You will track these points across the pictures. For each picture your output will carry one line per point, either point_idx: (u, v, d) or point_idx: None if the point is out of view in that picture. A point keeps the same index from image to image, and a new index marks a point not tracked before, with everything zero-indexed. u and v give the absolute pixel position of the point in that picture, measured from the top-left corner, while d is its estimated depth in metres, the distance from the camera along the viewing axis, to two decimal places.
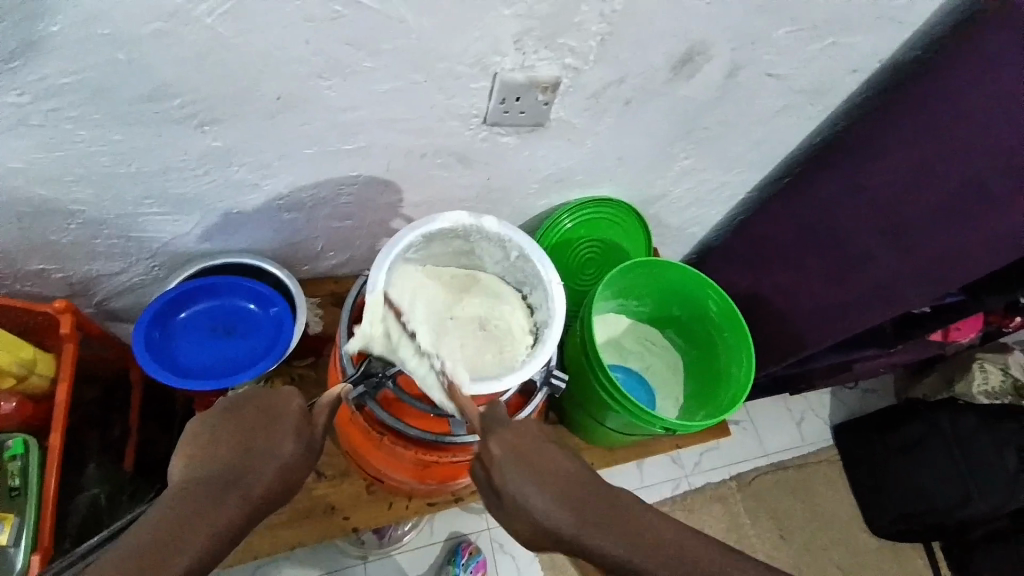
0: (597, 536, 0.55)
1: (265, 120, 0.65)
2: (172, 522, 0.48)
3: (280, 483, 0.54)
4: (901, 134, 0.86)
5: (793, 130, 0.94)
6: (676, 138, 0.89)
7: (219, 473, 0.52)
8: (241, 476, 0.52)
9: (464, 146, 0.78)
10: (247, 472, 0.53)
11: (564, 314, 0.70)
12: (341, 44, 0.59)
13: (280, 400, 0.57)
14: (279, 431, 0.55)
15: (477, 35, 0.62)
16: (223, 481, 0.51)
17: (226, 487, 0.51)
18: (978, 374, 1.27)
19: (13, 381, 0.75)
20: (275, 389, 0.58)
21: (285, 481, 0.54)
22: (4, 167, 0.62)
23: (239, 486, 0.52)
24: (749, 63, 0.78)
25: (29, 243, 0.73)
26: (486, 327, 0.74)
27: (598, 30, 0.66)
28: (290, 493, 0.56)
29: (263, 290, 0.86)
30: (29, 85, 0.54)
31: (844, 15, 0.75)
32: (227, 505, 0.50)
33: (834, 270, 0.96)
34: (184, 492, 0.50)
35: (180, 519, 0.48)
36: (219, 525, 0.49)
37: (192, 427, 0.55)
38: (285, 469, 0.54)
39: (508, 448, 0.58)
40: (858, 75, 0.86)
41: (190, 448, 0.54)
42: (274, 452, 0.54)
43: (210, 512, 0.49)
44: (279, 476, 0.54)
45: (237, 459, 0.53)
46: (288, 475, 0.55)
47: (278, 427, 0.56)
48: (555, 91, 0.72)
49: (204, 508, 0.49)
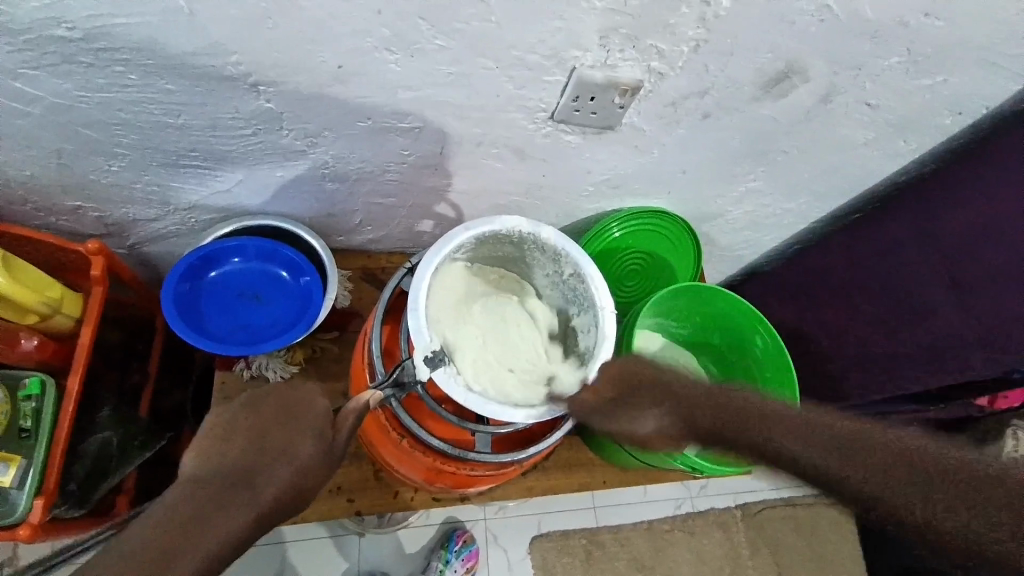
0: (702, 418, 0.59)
1: (323, 87, 0.61)
2: (171, 531, 0.45)
3: (293, 488, 0.51)
4: (982, 189, 0.82)
5: (878, 166, 0.87)
6: (749, 159, 0.83)
7: (227, 474, 0.49)
8: (253, 479, 0.50)
9: (523, 139, 0.73)
10: (259, 472, 0.50)
11: (613, 334, 0.65)
12: (411, 17, 0.54)
13: (301, 400, 0.56)
14: (296, 431, 0.54)
15: (563, 24, 0.56)
16: (232, 483, 0.49)
17: (234, 490, 0.48)
18: (1011, 441, 1.15)
19: (36, 319, 0.73)
20: (295, 384, 0.58)
21: (297, 481, 0.52)
22: (49, 102, 0.59)
23: (248, 489, 0.49)
24: (849, 89, 0.71)
25: (68, 180, 0.71)
26: (509, 326, 0.71)
27: (693, 35, 0.60)
28: (303, 499, 0.53)
29: (298, 260, 0.83)
30: (79, 19, 0.51)
31: (968, 50, 0.67)
32: (235, 511, 0.47)
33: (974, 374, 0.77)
34: (193, 490, 0.48)
35: (180, 525, 0.45)
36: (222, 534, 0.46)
37: (210, 418, 0.54)
38: (301, 471, 0.52)
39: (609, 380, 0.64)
40: (961, 118, 0.78)
41: (203, 441, 0.52)
42: (290, 454, 0.52)
43: (215, 517, 0.46)
44: (293, 480, 0.51)
45: (250, 460, 0.51)
46: (302, 479, 0.52)
47: (297, 426, 0.54)
48: (632, 96, 0.67)
49: (210, 507, 0.47)
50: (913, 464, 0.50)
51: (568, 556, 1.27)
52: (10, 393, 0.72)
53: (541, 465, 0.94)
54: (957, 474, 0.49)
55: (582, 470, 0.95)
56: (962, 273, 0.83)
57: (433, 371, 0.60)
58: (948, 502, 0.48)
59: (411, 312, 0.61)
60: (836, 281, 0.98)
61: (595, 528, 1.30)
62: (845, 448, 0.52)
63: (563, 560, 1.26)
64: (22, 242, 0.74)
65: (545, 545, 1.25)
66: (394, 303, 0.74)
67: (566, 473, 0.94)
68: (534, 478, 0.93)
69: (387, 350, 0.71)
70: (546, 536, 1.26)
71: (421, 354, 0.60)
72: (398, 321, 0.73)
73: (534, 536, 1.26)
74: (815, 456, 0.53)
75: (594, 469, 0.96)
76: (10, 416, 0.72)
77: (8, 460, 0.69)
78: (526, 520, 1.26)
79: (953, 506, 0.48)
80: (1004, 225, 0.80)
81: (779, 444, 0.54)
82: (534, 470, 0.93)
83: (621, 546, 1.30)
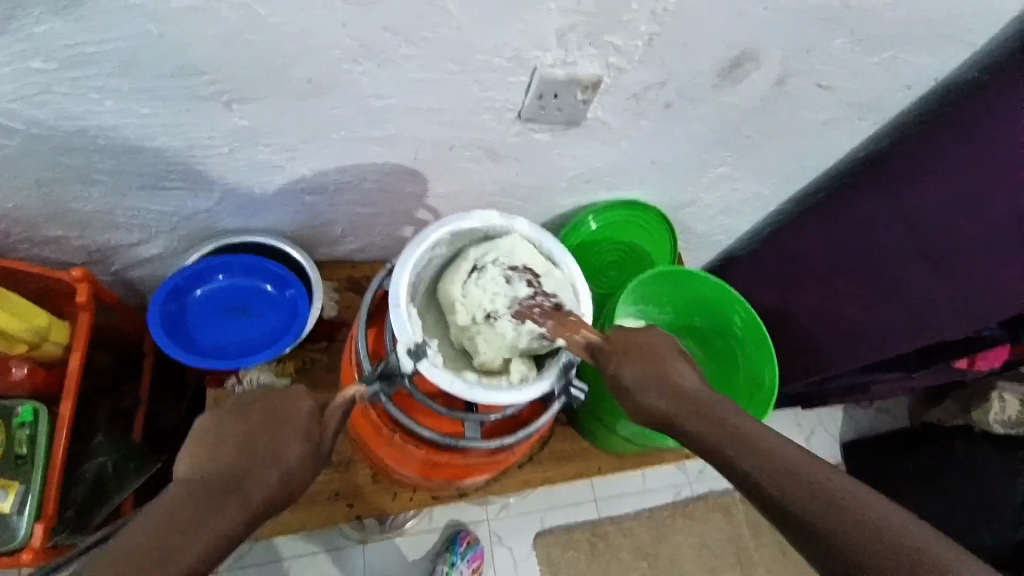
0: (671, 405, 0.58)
1: (295, 102, 0.63)
2: (164, 534, 0.44)
3: (282, 489, 0.53)
4: (949, 162, 0.81)
5: (838, 144, 0.90)
6: (715, 145, 0.86)
7: (219, 475, 0.50)
8: (243, 479, 0.50)
9: (495, 140, 0.75)
10: (250, 472, 0.51)
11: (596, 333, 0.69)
12: (376, 29, 0.56)
13: (288, 402, 0.57)
14: (285, 434, 0.55)
15: (524, 26, 0.59)
16: (224, 485, 0.49)
17: (228, 491, 0.49)
18: (995, 404, 1.21)
19: (25, 348, 0.74)
20: (279, 389, 0.59)
21: (287, 482, 0.53)
22: (26, 134, 0.60)
23: (241, 490, 0.49)
24: (803, 72, 0.74)
25: (50, 210, 0.72)
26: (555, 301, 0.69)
27: (646, 29, 0.62)
28: (289, 500, 0.54)
29: (281, 272, 0.84)
30: (54, 50, 0.52)
31: (910, 27, 0.71)
32: (227, 512, 0.47)
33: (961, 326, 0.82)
34: (185, 493, 0.48)
35: (174, 527, 0.44)
36: (215, 535, 0.45)
37: (201, 426, 0.54)
38: (290, 471, 0.53)
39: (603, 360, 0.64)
40: (911, 92, 0.82)
41: (196, 448, 0.53)
42: (279, 456, 0.53)
43: (210, 518, 0.46)
44: (282, 480, 0.53)
45: (241, 461, 0.51)
46: (291, 479, 0.53)
47: (285, 428, 0.55)
48: (594, 91, 0.69)
49: (203, 507, 0.46)
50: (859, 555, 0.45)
51: (573, 550, 1.28)
52: (4, 423, 0.73)
53: (535, 457, 0.96)
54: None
55: (577, 459, 0.98)
56: (934, 244, 0.83)
57: (416, 363, 0.62)
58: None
59: (394, 310, 0.63)
60: (808, 257, 1.02)
61: (598, 520, 1.32)
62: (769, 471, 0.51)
63: (568, 555, 1.27)
64: (5, 274, 0.74)
65: (549, 540, 1.27)
66: (377, 307, 0.76)
67: (560, 462, 0.97)
68: (530, 470, 0.96)
69: (373, 352, 0.73)
70: (550, 532, 1.28)
71: (405, 347, 0.62)
72: (382, 324, 0.76)
73: (537, 533, 1.27)
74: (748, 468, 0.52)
75: (589, 457, 0.98)
76: (6, 445, 0.72)
77: (6, 487, 0.70)
78: (529, 518, 1.28)
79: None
80: (981, 199, 0.78)
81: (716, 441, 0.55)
82: (529, 463, 0.95)
83: (625, 536, 1.32)
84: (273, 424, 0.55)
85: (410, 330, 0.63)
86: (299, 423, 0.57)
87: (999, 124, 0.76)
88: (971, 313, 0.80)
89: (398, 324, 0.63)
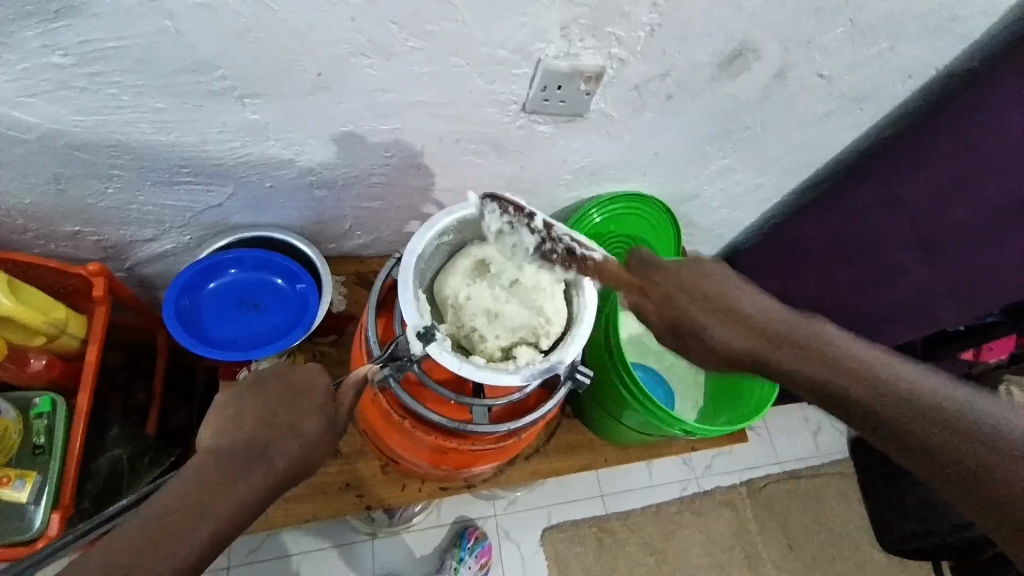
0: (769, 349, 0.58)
1: (304, 97, 0.65)
2: (193, 496, 0.48)
3: (306, 457, 0.55)
4: (938, 153, 0.82)
5: (839, 135, 0.91)
6: (717, 136, 0.86)
7: (242, 445, 0.52)
8: (266, 449, 0.52)
9: (500, 133, 0.77)
10: (272, 441, 0.53)
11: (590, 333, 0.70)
12: (383, 22, 0.57)
13: (304, 376, 0.58)
14: (301, 406, 0.56)
15: (526, 19, 0.60)
16: (247, 453, 0.52)
17: (253, 459, 0.51)
18: None
19: (43, 340, 0.76)
20: (297, 365, 0.60)
21: (310, 452, 0.54)
22: (43, 129, 0.62)
23: (265, 457, 0.52)
24: (802, 64, 0.75)
25: (66, 206, 0.74)
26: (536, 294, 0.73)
27: (648, 21, 0.64)
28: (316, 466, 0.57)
29: (292, 267, 0.86)
30: (73, 46, 0.54)
31: (909, 15, 0.71)
32: (252, 475, 0.50)
33: (965, 306, 0.86)
34: (212, 456, 0.51)
35: (201, 493, 0.48)
36: (241, 498, 0.49)
37: (221, 398, 0.56)
38: (312, 440, 0.55)
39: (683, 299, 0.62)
40: (912, 81, 0.83)
41: (218, 420, 0.54)
42: (297, 426, 0.55)
43: (235, 482, 0.49)
44: (305, 449, 0.54)
45: (262, 431, 0.53)
46: (315, 447, 0.55)
47: (303, 399, 0.57)
48: (597, 83, 0.70)
49: (227, 477, 0.49)
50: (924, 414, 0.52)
51: (580, 545, 1.28)
52: (22, 413, 0.75)
53: (541, 449, 0.98)
54: None
55: (583, 450, 0.99)
56: (928, 232, 0.85)
57: (427, 346, 0.63)
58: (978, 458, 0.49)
59: (401, 297, 0.65)
60: (814, 247, 1.03)
61: (605, 515, 1.32)
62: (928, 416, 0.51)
63: (575, 550, 1.28)
64: (26, 271, 0.77)
65: (557, 536, 1.28)
66: (386, 295, 0.78)
67: (566, 453, 0.98)
68: (536, 461, 0.97)
69: (382, 341, 0.73)
70: (557, 528, 1.28)
71: (414, 329, 0.63)
72: (393, 311, 0.77)
73: (545, 529, 1.28)
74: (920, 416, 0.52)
75: (596, 448, 1.00)
76: (25, 434, 0.75)
77: (24, 477, 0.72)
78: (536, 513, 1.28)
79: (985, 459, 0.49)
80: (979, 183, 0.79)
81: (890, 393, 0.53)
82: (536, 454, 0.96)
83: (632, 531, 1.32)
84: (289, 397, 0.57)
85: (413, 309, 0.64)
86: (314, 393, 0.58)
87: (983, 113, 0.77)
88: (973, 294, 0.84)
89: (404, 307, 0.64)
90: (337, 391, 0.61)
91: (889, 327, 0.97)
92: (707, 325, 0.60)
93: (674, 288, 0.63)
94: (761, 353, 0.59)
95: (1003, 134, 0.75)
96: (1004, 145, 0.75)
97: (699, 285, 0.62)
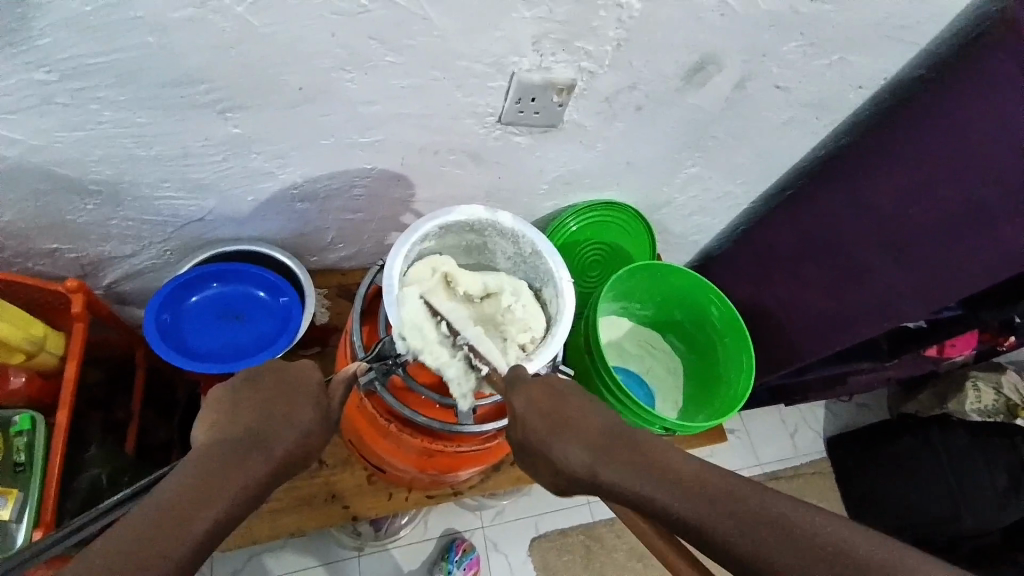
0: (621, 476, 0.53)
1: (287, 110, 0.67)
2: (191, 496, 0.46)
3: (300, 451, 0.55)
4: (901, 153, 0.86)
5: (799, 143, 0.96)
6: (686, 146, 0.90)
7: (238, 438, 0.52)
8: (261, 444, 0.53)
9: (478, 145, 0.79)
10: (268, 435, 0.53)
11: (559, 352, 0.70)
12: (364, 38, 0.60)
13: (299, 373, 0.59)
14: (297, 401, 0.57)
15: (502, 34, 0.63)
16: (242, 448, 0.52)
17: (249, 452, 0.51)
18: (971, 393, 1.27)
19: (23, 357, 0.76)
20: (290, 362, 0.60)
21: (305, 446, 0.55)
22: (27, 145, 0.63)
23: (262, 449, 0.52)
24: (760, 75, 0.80)
25: (43, 222, 0.74)
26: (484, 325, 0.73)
27: (614, 35, 0.67)
28: (307, 459, 0.57)
29: (275, 278, 0.87)
30: (59, 65, 0.55)
31: (857, 30, 0.76)
32: (251, 469, 0.51)
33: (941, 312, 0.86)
34: (200, 460, 0.49)
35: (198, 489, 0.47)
36: (233, 498, 0.48)
37: (213, 395, 0.56)
38: (307, 433, 0.56)
39: (532, 406, 0.58)
40: (864, 90, 0.88)
41: (212, 416, 0.54)
42: (292, 421, 0.55)
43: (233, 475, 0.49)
44: (299, 443, 0.55)
45: (258, 426, 0.53)
46: (308, 442, 0.56)
47: (298, 395, 0.57)
48: (568, 94, 0.74)
49: (225, 472, 0.49)
50: (712, 498, 0.50)
51: (568, 553, 1.29)
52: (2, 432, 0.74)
53: None
54: (787, 528, 0.47)
55: None
56: (897, 232, 0.88)
57: None
58: (733, 531, 0.48)
59: (386, 300, 0.66)
60: (783, 251, 1.07)
61: (592, 523, 1.33)
62: (706, 501, 0.50)
63: (564, 558, 1.28)
64: (6, 288, 0.76)
65: (545, 545, 1.28)
66: (370, 301, 0.80)
67: None
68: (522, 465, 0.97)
69: (366, 345, 0.75)
70: (545, 537, 1.29)
71: (399, 333, 0.65)
72: (375, 319, 0.78)
73: (532, 539, 1.28)
74: (703, 509, 0.49)
75: None
76: (5, 452, 0.73)
77: (6, 494, 0.71)
78: (524, 522, 1.29)
79: (732, 538, 0.48)
80: (937, 186, 0.82)
81: (684, 493, 0.51)
82: None
83: (619, 537, 1.33)
84: (283, 393, 0.57)
85: (397, 309, 0.66)
86: (309, 390, 0.58)
87: (943, 118, 0.81)
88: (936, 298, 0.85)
89: (392, 311, 0.66)
90: (325, 386, 0.62)
91: (851, 330, 0.98)
92: (559, 444, 0.55)
93: (580, 410, 0.58)
94: (611, 477, 0.54)
95: (964, 140, 0.79)
96: (960, 150, 0.80)
97: (562, 390, 0.60)
